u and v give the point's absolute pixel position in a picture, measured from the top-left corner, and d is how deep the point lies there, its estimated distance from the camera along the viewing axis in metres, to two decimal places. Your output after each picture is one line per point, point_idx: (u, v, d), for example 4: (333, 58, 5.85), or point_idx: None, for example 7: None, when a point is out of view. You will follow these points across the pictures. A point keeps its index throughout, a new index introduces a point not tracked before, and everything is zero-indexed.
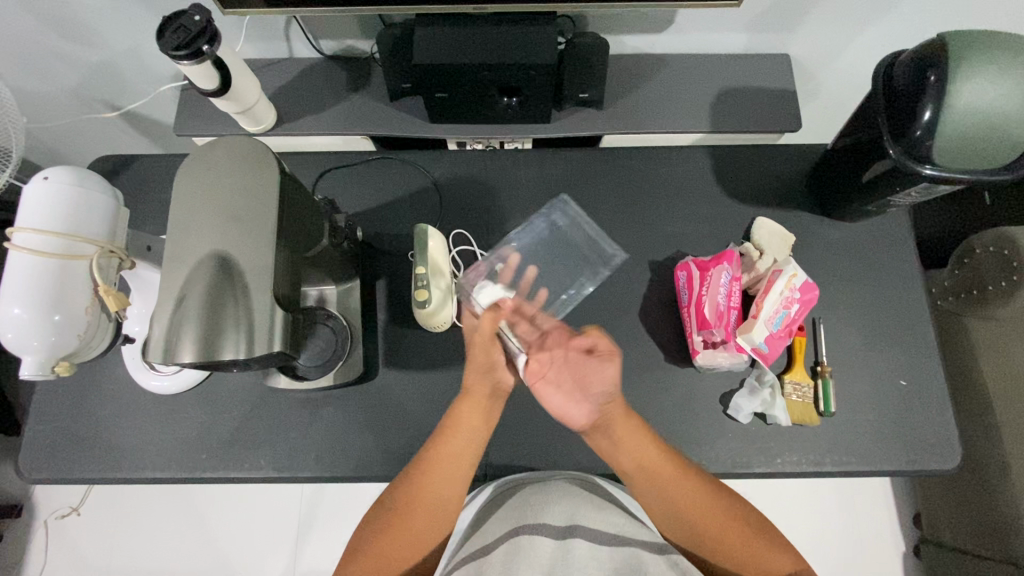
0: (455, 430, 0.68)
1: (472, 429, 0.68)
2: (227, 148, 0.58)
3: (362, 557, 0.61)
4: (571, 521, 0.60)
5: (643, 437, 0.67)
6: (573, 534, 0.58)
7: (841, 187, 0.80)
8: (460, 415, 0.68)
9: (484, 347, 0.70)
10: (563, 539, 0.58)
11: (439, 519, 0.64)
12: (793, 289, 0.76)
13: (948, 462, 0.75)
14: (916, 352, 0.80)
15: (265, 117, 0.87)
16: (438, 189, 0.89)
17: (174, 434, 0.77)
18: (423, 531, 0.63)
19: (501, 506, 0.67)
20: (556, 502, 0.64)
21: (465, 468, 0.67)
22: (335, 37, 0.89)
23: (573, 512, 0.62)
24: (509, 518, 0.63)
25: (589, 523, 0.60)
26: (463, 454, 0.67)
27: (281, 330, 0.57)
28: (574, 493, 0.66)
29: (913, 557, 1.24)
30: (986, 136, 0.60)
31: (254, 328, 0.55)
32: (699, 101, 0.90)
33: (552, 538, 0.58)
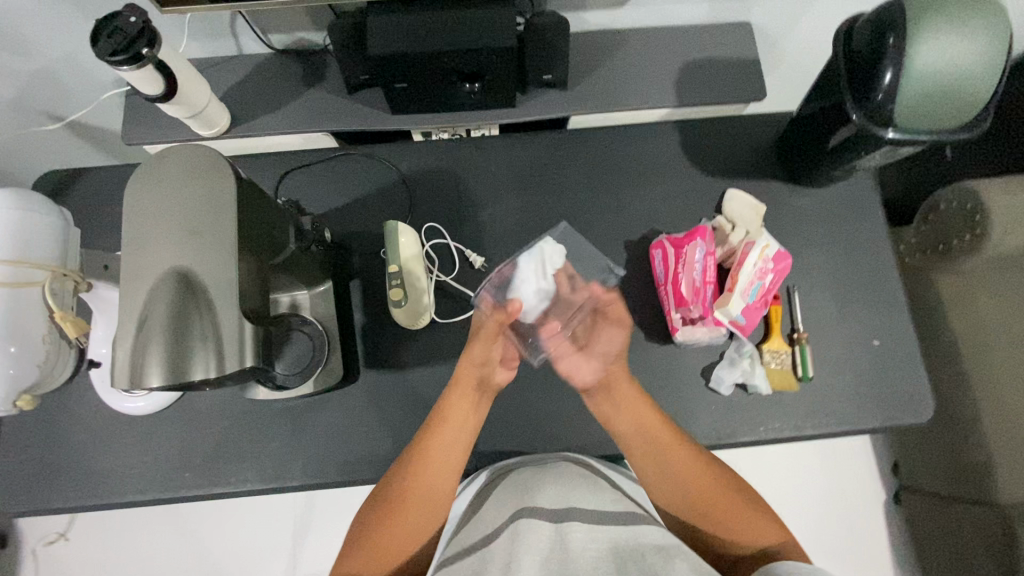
0: (443, 425, 0.67)
1: (462, 425, 0.68)
2: (182, 158, 0.55)
3: (358, 551, 0.63)
4: (567, 506, 0.60)
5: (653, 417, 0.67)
6: (567, 517, 0.58)
7: (809, 152, 0.80)
8: (449, 410, 0.68)
9: (486, 342, 0.69)
10: (558, 523, 0.58)
11: (437, 514, 0.65)
12: (767, 260, 0.77)
13: (922, 415, 0.77)
14: (888, 311, 0.81)
15: (218, 119, 0.83)
16: (406, 182, 0.87)
17: (156, 456, 0.76)
18: (420, 526, 0.64)
19: (494, 492, 0.68)
20: (551, 484, 0.65)
21: (457, 460, 0.67)
22: (286, 30, 0.85)
23: (569, 495, 0.62)
24: (503, 505, 0.64)
25: (585, 508, 0.60)
26: (453, 452, 0.67)
27: (254, 344, 0.55)
28: (568, 477, 0.66)
29: (894, 504, 1.29)
30: (944, 96, 0.61)
31: (223, 344, 0.52)
32: (664, 75, 0.89)
33: (547, 520, 0.58)
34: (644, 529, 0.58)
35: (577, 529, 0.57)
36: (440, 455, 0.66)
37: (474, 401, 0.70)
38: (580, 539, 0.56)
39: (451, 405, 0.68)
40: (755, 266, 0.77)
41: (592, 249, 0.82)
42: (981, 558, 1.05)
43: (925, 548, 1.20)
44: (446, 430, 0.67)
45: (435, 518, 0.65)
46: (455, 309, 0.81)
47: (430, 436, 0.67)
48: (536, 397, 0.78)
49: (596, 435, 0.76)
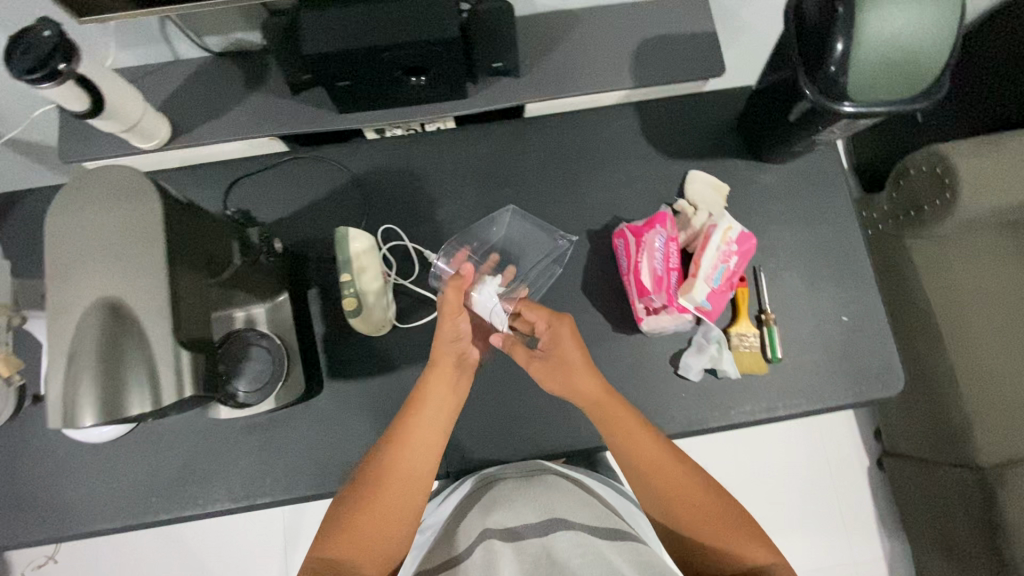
0: (421, 408, 0.67)
1: (441, 407, 0.68)
2: (106, 180, 0.53)
3: (335, 537, 0.61)
4: (554, 516, 0.61)
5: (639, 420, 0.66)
6: (554, 528, 0.59)
7: (769, 128, 0.78)
8: (427, 393, 0.68)
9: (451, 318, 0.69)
10: (545, 535, 0.58)
11: (416, 499, 0.64)
12: (730, 242, 0.76)
13: (892, 388, 0.77)
14: (856, 286, 0.80)
15: (157, 131, 0.79)
16: (359, 184, 0.84)
17: (121, 483, 0.74)
18: (398, 510, 0.63)
19: (481, 499, 0.68)
20: (538, 497, 0.65)
21: (435, 447, 0.67)
22: (220, 32, 0.81)
23: (556, 506, 0.63)
24: (481, 517, 0.64)
25: (572, 517, 0.61)
26: (430, 435, 0.67)
27: (192, 369, 0.54)
28: (557, 488, 0.66)
29: (877, 469, 1.31)
30: (894, 66, 0.59)
31: (158, 375, 0.51)
32: (620, 55, 0.85)
33: (534, 534, 0.59)
34: (627, 544, 0.58)
35: (563, 539, 0.57)
36: (418, 441, 0.66)
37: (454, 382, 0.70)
38: (566, 549, 0.56)
39: (428, 386, 0.68)
40: (719, 250, 0.75)
41: (551, 234, 0.82)
42: (962, 519, 1.07)
43: (908, 510, 1.22)
44: (424, 413, 0.67)
45: (414, 504, 0.64)
46: (417, 312, 0.79)
47: (410, 419, 0.67)
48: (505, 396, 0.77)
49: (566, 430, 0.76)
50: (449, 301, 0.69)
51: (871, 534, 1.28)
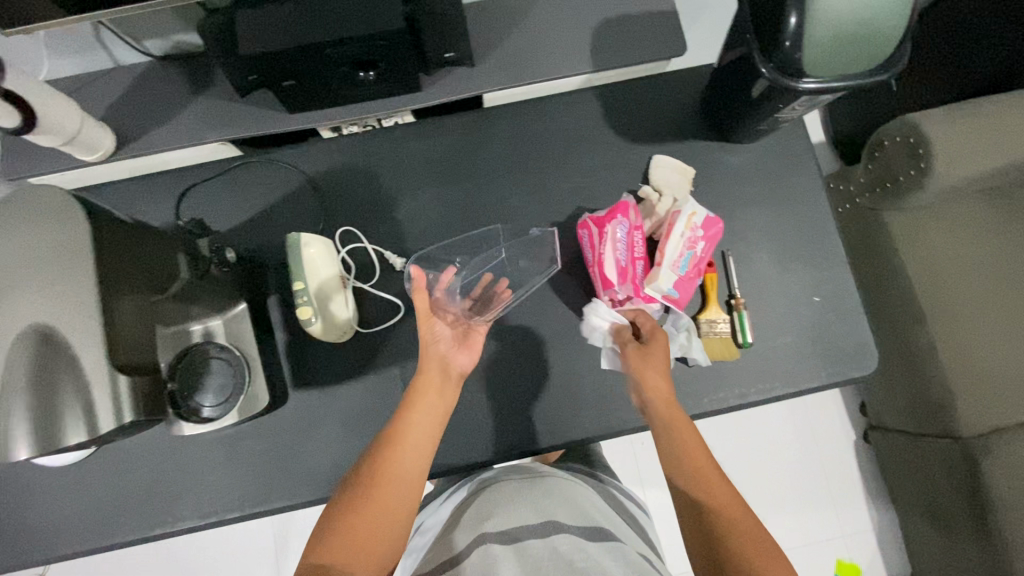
0: (416, 403, 0.65)
1: (435, 404, 0.65)
2: (33, 199, 0.50)
3: (325, 540, 0.55)
4: (554, 519, 0.59)
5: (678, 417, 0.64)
6: (555, 531, 0.58)
7: (733, 107, 0.76)
8: (420, 387, 0.66)
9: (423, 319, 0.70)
10: (546, 538, 0.57)
11: (411, 502, 0.59)
12: (695, 228, 0.74)
13: (866, 367, 0.76)
14: (826, 265, 0.79)
15: (99, 141, 0.76)
16: (315, 186, 0.82)
17: (84, 505, 0.72)
18: (391, 511, 0.57)
19: (478, 501, 0.66)
20: (535, 499, 0.63)
21: (428, 442, 0.63)
22: (158, 35, 0.77)
23: (555, 509, 0.61)
24: (471, 522, 0.63)
25: (575, 522, 0.60)
26: (425, 433, 0.63)
27: (129, 395, 0.53)
28: (555, 492, 0.65)
29: (863, 443, 1.31)
30: (851, 39, 0.57)
31: (93, 402, 0.50)
32: (579, 36, 0.81)
33: (533, 536, 0.57)
34: (609, 546, 0.58)
35: (564, 542, 0.56)
36: (415, 434, 0.63)
37: (443, 382, 0.68)
38: (568, 551, 0.55)
39: (424, 381, 0.66)
40: (684, 237, 0.74)
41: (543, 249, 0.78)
42: (947, 489, 1.07)
43: (894, 483, 1.22)
44: (421, 404, 0.65)
45: (408, 508, 0.59)
46: (381, 316, 0.77)
47: (405, 415, 0.64)
48: (474, 396, 0.76)
49: (537, 427, 0.74)
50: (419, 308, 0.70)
51: (859, 507, 1.28)
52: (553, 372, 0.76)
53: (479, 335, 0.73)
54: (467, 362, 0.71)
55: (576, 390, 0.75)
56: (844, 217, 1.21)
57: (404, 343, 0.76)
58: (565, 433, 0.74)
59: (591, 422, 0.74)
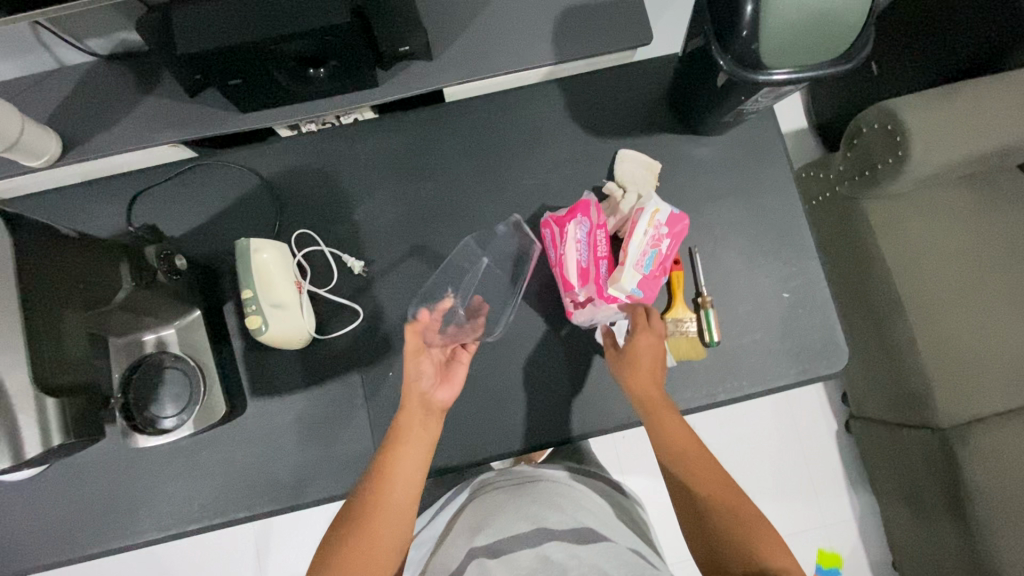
0: (404, 438, 0.62)
1: (422, 438, 0.63)
2: None
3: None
4: (545, 526, 0.57)
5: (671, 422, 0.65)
6: (547, 538, 0.55)
7: (699, 98, 0.73)
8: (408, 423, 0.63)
9: (410, 358, 0.66)
10: (538, 545, 0.54)
11: (401, 535, 0.58)
12: (660, 225, 0.71)
13: (836, 364, 0.74)
14: (797, 260, 0.77)
15: (44, 147, 0.73)
16: (271, 188, 0.79)
17: (42, 521, 0.71)
18: (384, 544, 0.57)
19: (469, 513, 0.65)
20: (526, 508, 0.61)
21: (417, 473, 0.61)
22: (100, 33, 0.74)
23: (546, 516, 0.59)
24: (463, 536, 0.60)
25: (565, 526, 0.57)
26: (416, 465, 0.61)
27: (57, 418, 0.52)
28: (545, 499, 0.63)
29: (845, 432, 1.30)
30: (810, 29, 0.55)
31: (17, 425, 0.49)
32: (541, 25, 0.77)
33: (524, 545, 0.54)
34: (602, 547, 0.54)
35: (556, 547, 0.53)
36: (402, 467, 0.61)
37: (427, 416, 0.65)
38: (561, 556, 0.52)
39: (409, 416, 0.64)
40: (646, 235, 0.70)
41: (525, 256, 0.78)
42: (926, 480, 1.06)
43: (875, 472, 1.22)
44: (406, 437, 0.62)
45: (399, 543, 0.58)
46: (340, 321, 0.76)
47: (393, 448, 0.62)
48: None
49: (501, 432, 0.73)
50: (409, 344, 0.65)
51: (841, 497, 1.28)
52: (517, 375, 0.75)
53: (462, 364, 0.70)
54: (448, 396, 0.68)
55: (540, 393, 0.74)
56: (819, 208, 1.18)
57: (364, 349, 0.75)
58: (528, 438, 0.73)
59: (555, 426, 0.73)
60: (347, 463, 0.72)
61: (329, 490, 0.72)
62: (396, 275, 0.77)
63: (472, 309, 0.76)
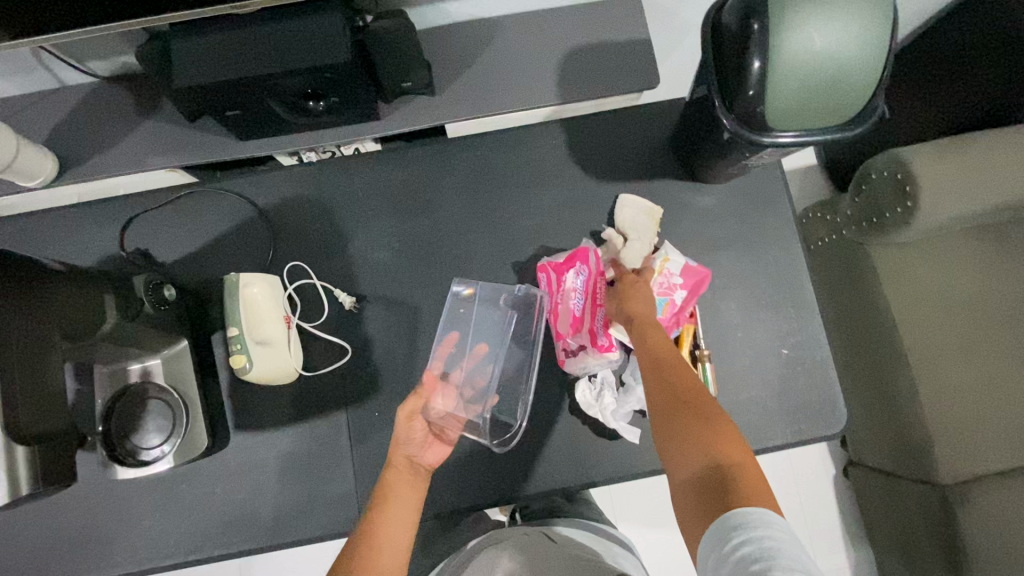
0: (389, 505, 0.59)
1: (408, 501, 0.60)
2: None
3: None
4: None
5: (656, 336, 0.64)
6: None
7: (702, 149, 0.72)
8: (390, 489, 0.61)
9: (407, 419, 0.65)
10: None
11: None
12: (672, 275, 0.73)
13: (833, 426, 0.72)
14: (797, 316, 0.75)
15: (40, 168, 0.73)
16: (266, 217, 0.78)
17: (18, 546, 0.70)
18: None
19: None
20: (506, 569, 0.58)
21: (406, 531, 0.58)
22: (102, 56, 0.73)
23: None
24: None
25: None
26: (404, 532, 0.57)
27: (26, 465, 0.52)
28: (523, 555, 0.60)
29: (843, 477, 1.27)
30: (817, 95, 0.53)
31: None
32: (545, 66, 0.76)
33: None
34: None
35: None
36: (391, 526, 0.57)
37: (415, 481, 0.63)
38: None
39: (395, 482, 0.62)
40: (655, 283, 0.72)
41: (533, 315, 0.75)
42: (921, 536, 1.03)
43: (872, 522, 1.19)
44: (395, 499, 0.60)
45: None
46: (328, 358, 0.74)
47: (378, 514, 0.58)
48: None
49: (485, 480, 0.71)
50: (406, 405, 0.65)
51: (835, 545, 1.25)
52: (505, 422, 0.73)
53: (448, 444, 0.69)
54: (433, 459, 0.67)
55: (527, 441, 0.72)
56: (824, 249, 1.16)
57: (351, 386, 0.74)
58: (513, 488, 0.71)
59: (542, 477, 0.71)
60: (327, 504, 0.71)
61: (308, 532, 0.70)
62: (387, 312, 0.76)
63: (477, 364, 0.75)
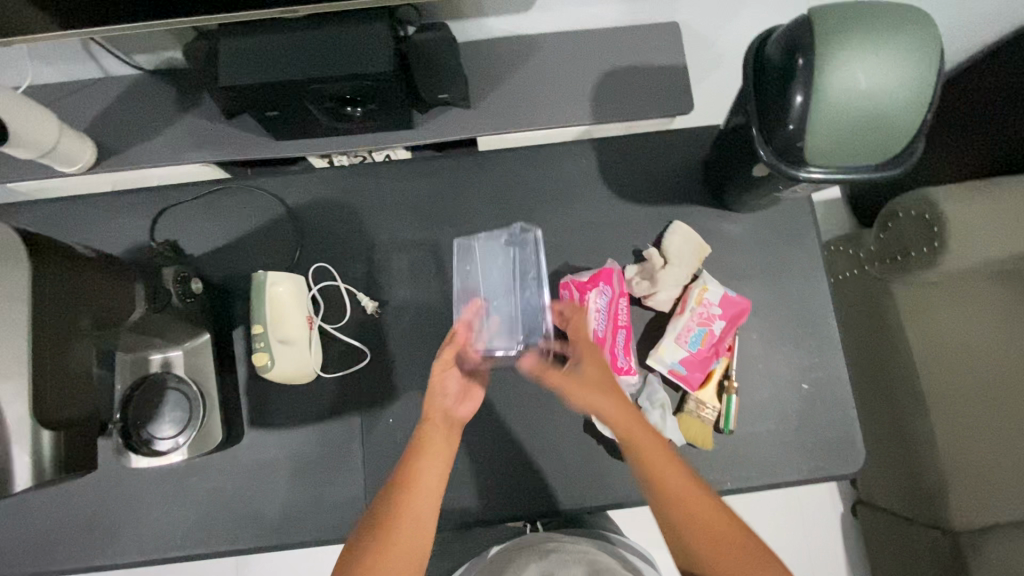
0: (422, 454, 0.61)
1: (442, 452, 0.62)
2: None
3: None
4: None
5: (643, 431, 0.60)
6: None
7: (734, 178, 0.72)
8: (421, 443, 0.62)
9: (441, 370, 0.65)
10: None
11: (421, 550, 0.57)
12: (710, 305, 0.72)
13: (851, 466, 0.71)
14: (819, 351, 0.74)
15: (79, 155, 0.74)
16: (295, 216, 0.79)
17: (28, 528, 0.71)
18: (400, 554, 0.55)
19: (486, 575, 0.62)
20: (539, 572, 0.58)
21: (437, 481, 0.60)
22: (148, 50, 0.75)
23: None
24: None
25: None
26: (434, 484, 0.60)
27: (52, 450, 0.51)
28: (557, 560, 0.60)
29: (851, 516, 1.25)
30: (857, 133, 0.53)
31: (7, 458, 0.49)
32: (581, 86, 0.77)
33: None
34: None
35: None
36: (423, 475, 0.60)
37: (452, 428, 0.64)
38: None
39: (426, 436, 0.62)
40: (692, 311, 0.71)
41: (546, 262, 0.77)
42: None
43: (879, 564, 1.16)
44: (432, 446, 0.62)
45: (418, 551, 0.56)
46: (346, 361, 0.75)
47: (410, 465, 0.60)
48: None
49: (495, 495, 0.71)
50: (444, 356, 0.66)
51: None
52: (519, 438, 0.72)
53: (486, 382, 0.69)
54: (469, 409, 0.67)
55: (539, 457, 0.72)
56: (844, 283, 1.15)
57: (367, 391, 0.74)
58: (522, 504, 0.71)
59: (552, 495, 0.71)
60: (336, 507, 0.71)
61: (315, 534, 0.70)
62: (408, 319, 0.76)
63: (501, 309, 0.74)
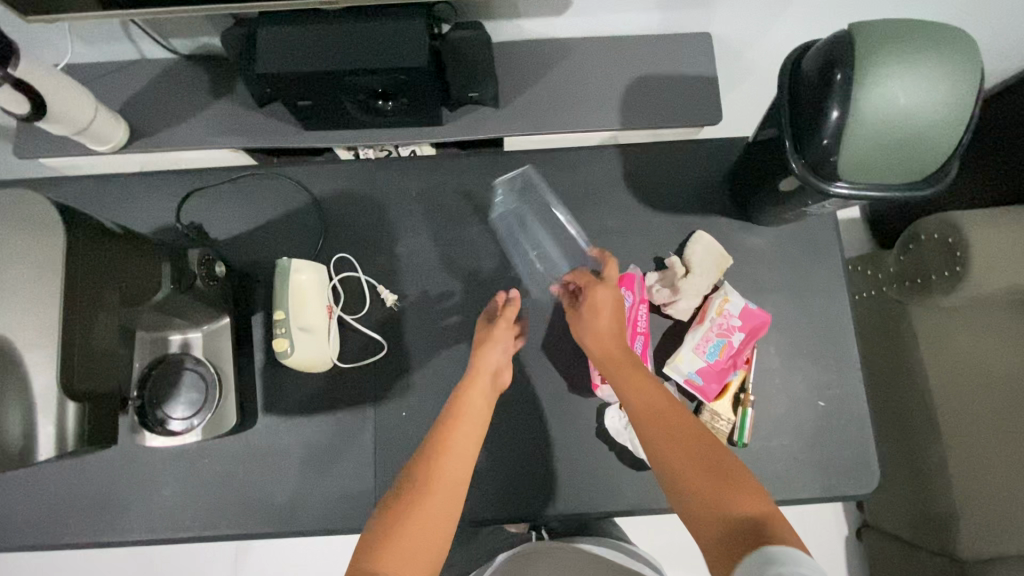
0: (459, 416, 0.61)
1: (480, 415, 0.62)
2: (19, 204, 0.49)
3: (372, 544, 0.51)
4: None
5: (641, 375, 0.61)
6: None
7: (761, 190, 0.71)
8: (467, 404, 0.62)
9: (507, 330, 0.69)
10: None
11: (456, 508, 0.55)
12: (730, 316, 0.72)
13: (864, 487, 0.71)
14: (837, 370, 0.74)
15: (112, 134, 0.75)
16: (319, 206, 0.80)
17: (39, 500, 0.71)
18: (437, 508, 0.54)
19: None
20: None
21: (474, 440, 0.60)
22: (186, 35, 0.76)
23: None
24: None
25: None
26: (472, 440, 0.60)
27: (75, 423, 0.51)
28: None
29: (855, 540, 1.23)
30: (894, 150, 0.53)
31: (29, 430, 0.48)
32: (611, 92, 0.77)
33: None
34: None
35: None
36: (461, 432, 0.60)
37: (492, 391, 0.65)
38: None
39: (470, 392, 0.64)
40: (711, 322, 0.71)
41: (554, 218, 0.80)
42: None
43: None
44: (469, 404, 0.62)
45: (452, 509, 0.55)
46: (363, 352, 0.75)
47: (448, 424, 0.60)
48: None
49: (504, 494, 0.71)
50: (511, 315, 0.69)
51: None
52: (531, 439, 0.72)
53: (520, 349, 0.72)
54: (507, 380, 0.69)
55: (549, 460, 0.72)
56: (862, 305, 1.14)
57: (382, 384, 0.74)
58: (531, 505, 0.71)
59: (560, 498, 0.71)
60: (344, 498, 0.71)
61: (322, 523, 0.70)
62: (426, 314, 0.76)
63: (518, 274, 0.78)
